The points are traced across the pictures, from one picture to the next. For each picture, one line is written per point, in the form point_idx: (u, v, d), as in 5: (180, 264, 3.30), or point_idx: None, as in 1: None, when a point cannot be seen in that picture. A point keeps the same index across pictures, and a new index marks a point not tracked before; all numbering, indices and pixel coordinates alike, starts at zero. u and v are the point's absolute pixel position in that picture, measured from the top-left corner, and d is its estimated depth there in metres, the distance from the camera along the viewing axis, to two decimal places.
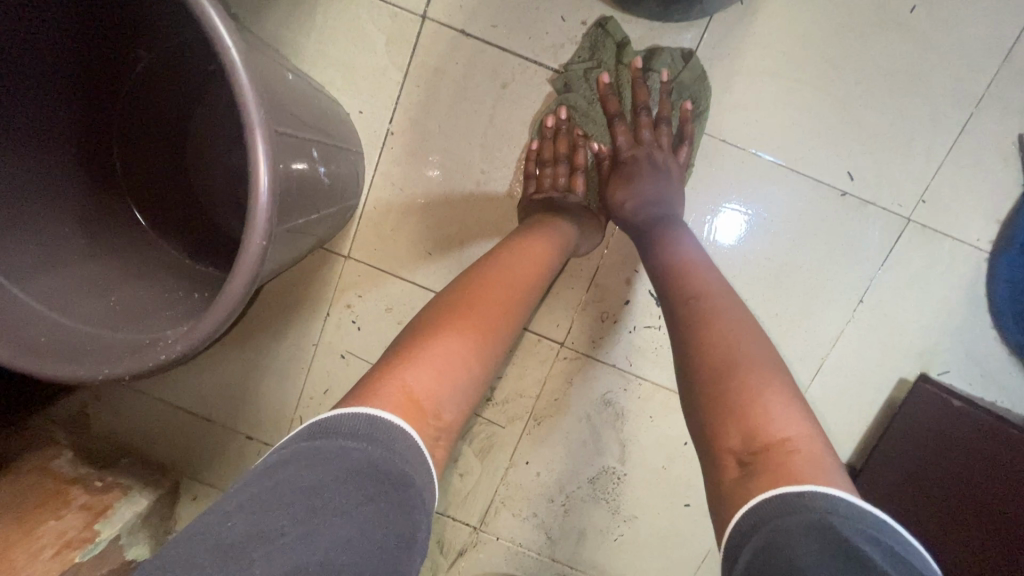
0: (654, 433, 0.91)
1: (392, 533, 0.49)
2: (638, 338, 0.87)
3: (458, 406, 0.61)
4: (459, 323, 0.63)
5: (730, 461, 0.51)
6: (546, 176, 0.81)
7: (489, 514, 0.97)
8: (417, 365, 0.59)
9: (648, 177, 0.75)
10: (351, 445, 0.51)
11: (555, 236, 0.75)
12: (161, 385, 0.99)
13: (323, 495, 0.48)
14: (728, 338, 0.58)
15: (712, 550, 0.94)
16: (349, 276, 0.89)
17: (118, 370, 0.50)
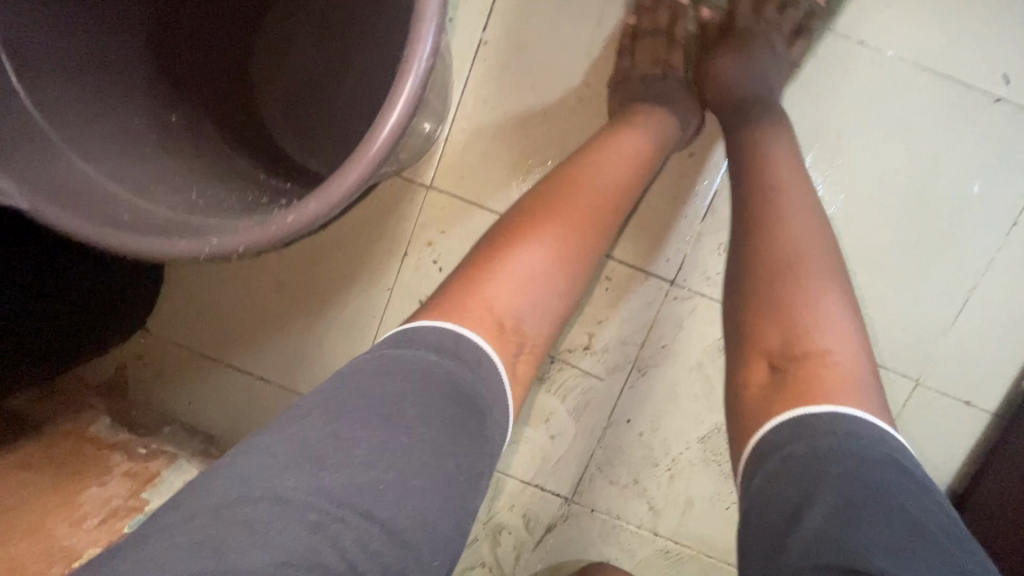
0: None
1: (469, 461, 0.43)
2: None
3: (543, 323, 0.54)
4: (541, 231, 0.55)
5: (763, 365, 0.49)
6: (643, 48, 0.72)
7: (583, 482, 0.86)
8: (497, 276, 0.52)
9: (763, 55, 0.68)
10: (437, 360, 0.45)
11: (643, 129, 0.65)
12: (212, 341, 0.88)
13: (403, 409, 0.42)
14: (797, 235, 0.52)
15: None
16: (431, 210, 0.80)
17: (233, 242, 0.40)
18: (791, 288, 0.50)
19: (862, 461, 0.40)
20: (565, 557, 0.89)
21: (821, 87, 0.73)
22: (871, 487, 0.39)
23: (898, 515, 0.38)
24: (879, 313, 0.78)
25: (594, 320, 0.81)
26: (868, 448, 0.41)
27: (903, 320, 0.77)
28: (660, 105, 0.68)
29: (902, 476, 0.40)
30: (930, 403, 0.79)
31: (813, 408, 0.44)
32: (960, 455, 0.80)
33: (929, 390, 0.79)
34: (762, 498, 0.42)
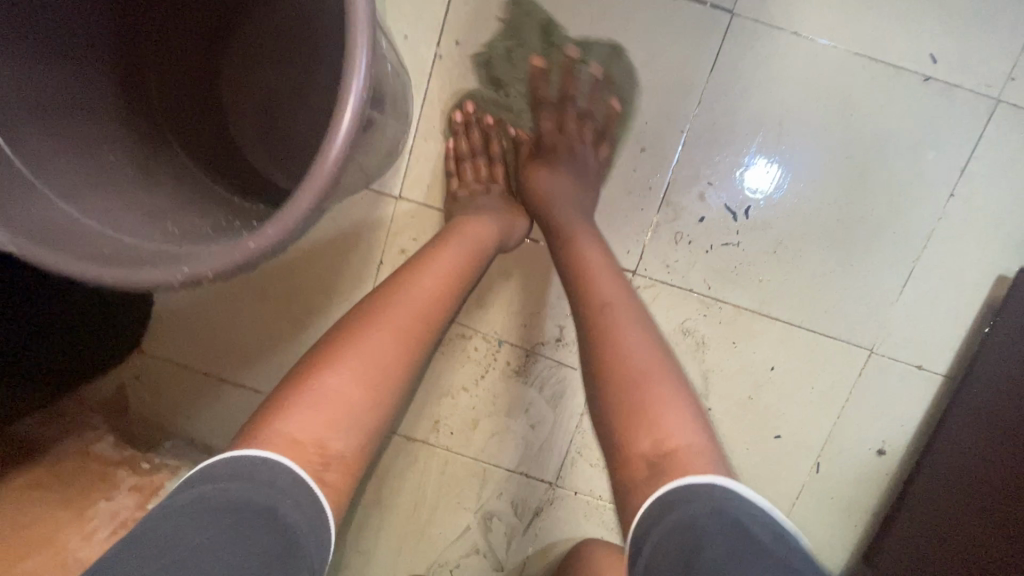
0: (738, 358, 0.85)
1: (269, 547, 0.45)
2: (716, 259, 0.82)
3: (357, 442, 0.55)
4: (343, 359, 0.56)
5: (640, 463, 0.52)
6: (467, 170, 0.81)
7: (565, 467, 0.91)
8: (298, 408, 0.53)
9: (567, 166, 0.76)
10: (209, 487, 0.46)
11: (488, 226, 0.74)
12: (204, 356, 0.92)
13: (178, 535, 0.44)
14: (623, 341, 0.58)
15: (807, 484, 0.88)
16: (402, 219, 0.84)
17: (206, 268, 0.43)
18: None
19: (748, 529, 0.44)
20: (554, 538, 0.93)
21: (759, 78, 0.77)
22: (743, 542, 0.44)
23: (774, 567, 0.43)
24: (831, 288, 0.82)
25: (564, 312, 0.86)
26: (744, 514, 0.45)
27: (854, 293, 0.82)
28: (487, 212, 0.76)
29: (775, 531, 0.45)
30: (886, 369, 0.84)
31: (694, 478, 0.48)
32: (918, 416, 0.85)
33: (884, 357, 0.83)
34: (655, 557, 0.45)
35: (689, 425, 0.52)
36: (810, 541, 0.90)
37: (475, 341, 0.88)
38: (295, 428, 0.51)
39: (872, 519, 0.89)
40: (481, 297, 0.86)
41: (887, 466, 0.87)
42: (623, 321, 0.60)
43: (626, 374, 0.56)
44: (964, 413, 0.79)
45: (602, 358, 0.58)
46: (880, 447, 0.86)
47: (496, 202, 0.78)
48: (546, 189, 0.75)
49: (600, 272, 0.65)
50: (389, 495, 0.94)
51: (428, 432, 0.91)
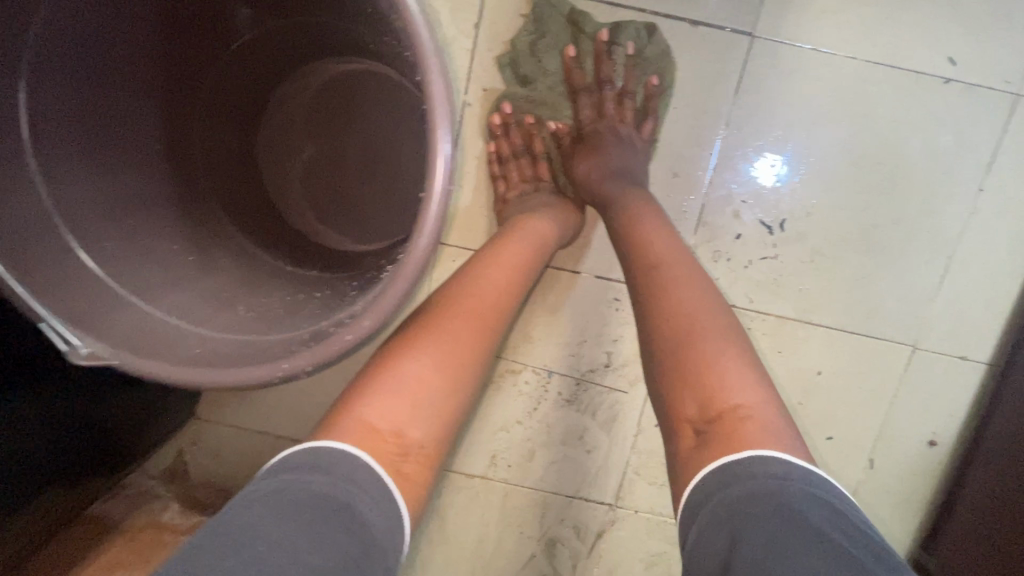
0: (785, 366, 0.86)
1: (339, 550, 0.46)
2: (755, 273, 0.83)
3: (431, 428, 0.57)
4: (421, 346, 0.58)
5: (688, 432, 0.55)
6: (512, 171, 0.81)
7: (624, 487, 0.92)
8: (379, 393, 0.55)
9: (613, 146, 0.77)
10: (292, 479, 0.49)
11: (543, 221, 0.75)
12: (260, 416, 0.93)
13: (256, 526, 0.45)
14: (686, 309, 0.59)
15: (861, 481, 0.90)
16: (444, 263, 0.85)
17: (305, 364, 0.44)
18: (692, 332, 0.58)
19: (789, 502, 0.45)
20: (619, 557, 0.95)
21: (785, 94, 0.79)
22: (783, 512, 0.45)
23: (814, 532, 0.44)
24: (871, 290, 0.84)
25: (611, 338, 0.87)
26: (783, 484, 0.46)
27: (894, 293, 0.83)
28: (541, 206, 0.77)
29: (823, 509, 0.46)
30: (930, 363, 0.86)
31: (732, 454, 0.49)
32: (966, 405, 0.87)
33: (926, 352, 0.85)
34: (700, 542, 0.47)
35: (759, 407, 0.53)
36: None
37: (526, 375, 0.89)
38: (378, 437, 0.53)
39: (931, 507, 0.91)
40: (528, 331, 0.88)
41: (939, 456, 0.89)
42: (690, 301, 0.60)
43: (691, 340, 0.57)
44: (1012, 399, 0.80)
45: (664, 335, 0.59)
46: (931, 438, 0.88)
47: (550, 199, 0.79)
48: (598, 175, 0.76)
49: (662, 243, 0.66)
50: (453, 531, 0.95)
51: (487, 467, 0.92)
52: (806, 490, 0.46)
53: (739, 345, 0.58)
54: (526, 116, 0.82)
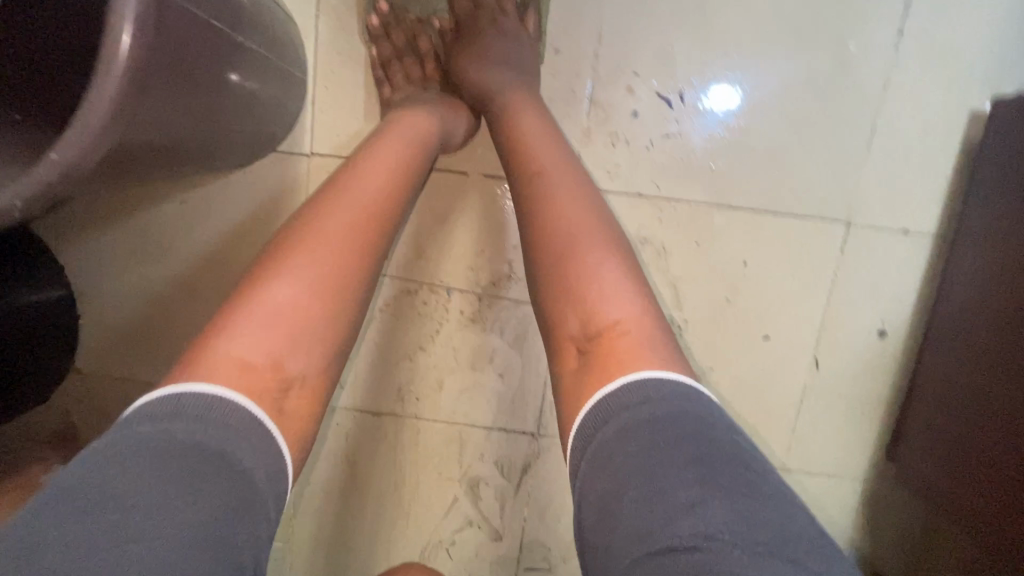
0: (705, 258, 0.77)
1: (218, 503, 0.36)
2: (659, 154, 0.75)
3: (310, 356, 0.46)
4: (295, 261, 0.48)
5: (570, 349, 0.49)
6: (396, 74, 0.74)
7: (545, 413, 0.84)
8: (239, 325, 0.44)
9: (494, 41, 0.70)
10: (154, 432, 0.37)
11: (422, 113, 0.66)
12: (147, 365, 0.85)
13: (113, 488, 0.35)
14: (558, 200, 0.54)
15: (811, 386, 0.81)
16: (319, 176, 0.78)
17: (35, 182, 0.39)
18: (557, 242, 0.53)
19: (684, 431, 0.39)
20: (549, 494, 0.86)
21: None
22: (659, 442, 0.39)
23: (693, 456, 0.38)
24: (790, 163, 0.75)
25: (508, 244, 0.79)
26: (660, 410, 0.40)
27: (816, 164, 0.74)
28: (423, 102, 0.69)
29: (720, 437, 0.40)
30: (868, 241, 0.76)
31: (604, 390, 0.44)
32: (915, 285, 0.77)
33: (862, 230, 0.76)
34: (583, 493, 0.40)
35: (639, 320, 0.47)
36: (824, 445, 0.82)
37: (423, 294, 0.81)
38: (254, 370, 0.43)
39: (886, 407, 0.81)
40: (419, 245, 0.79)
41: (891, 348, 0.79)
42: (573, 213, 0.53)
43: (565, 230, 0.52)
44: (966, 269, 0.71)
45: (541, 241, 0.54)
46: (880, 327, 0.79)
47: (435, 98, 0.72)
48: (483, 69, 0.69)
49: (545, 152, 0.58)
50: (367, 478, 0.87)
51: (394, 402, 0.84)
52: (692, 411, 0.41)
53: (614, 259, 0.51)
54: (407, 18, 0.75)
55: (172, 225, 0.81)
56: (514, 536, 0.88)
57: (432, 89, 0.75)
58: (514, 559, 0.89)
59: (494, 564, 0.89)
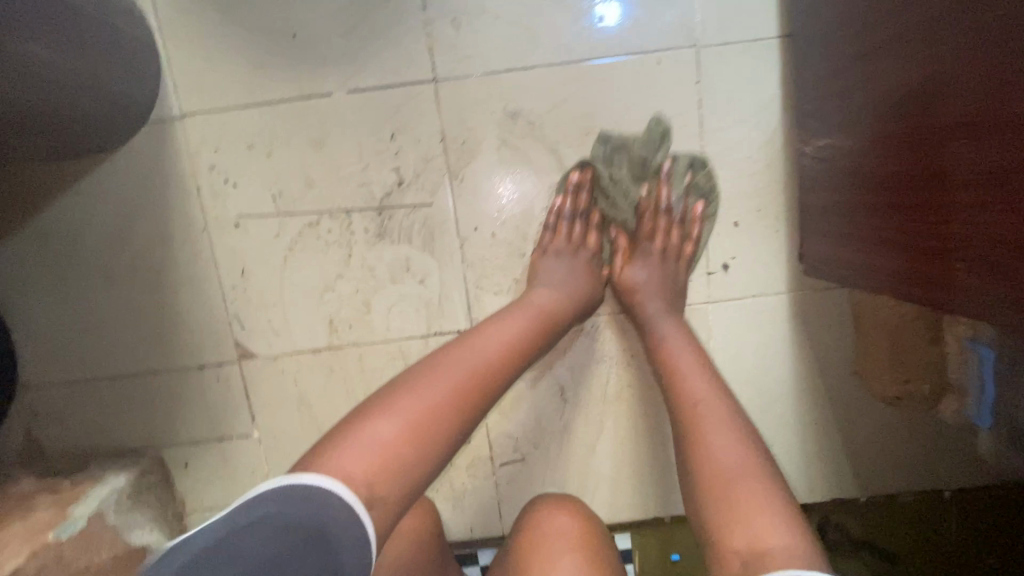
0: (573, 117, 0.81)
1: (316, 574, 0.46)
2: (500, 34, 0.79)
3: (404, 486, 0.52)
4: (400, 407, 0.54)
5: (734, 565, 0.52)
6: (562, 233, 0.82)
7: (473, 307, 0.85)
8: (348, 448, 0.51)
9: (652, 262, 0.81)
10: (273, 509, 0.47)
11: (554, 293, 0.76)
12: (87, 361, 0.87)
13: (246, 545, 0.46)
14: (720, 457, 0.60)
15: (713, 218, 0.84)
16: (195, 134, 0.81)
17: None
18: (701, 443, 0.62)
19: None
20: None
21: None
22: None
23: None
24: (629, 10, 0.79)
25: (390, 152, 0.81)
26: None
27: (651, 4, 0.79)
28: (562, 272, 0.79)
29: None
30: (720, 60, 0.80)
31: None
32: (776, 89, 0.81)
33: (664, 166, 0.83)
34: None
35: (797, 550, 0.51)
36: (744, 269, 0.85)
37: (324, 223, 0.83)
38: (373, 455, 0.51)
39: (788, 216, 0.84)
40: (308, 176, 0.82)
41: (771, 158, 0.83)
42: (723, 449, 0.60)
43: (723, 477, 0.58)
44: (807, 50, 0.75)
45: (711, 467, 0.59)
46: (756, 140, 0.82)
47: (579, 264, 0.81)
48: (640, 280, 0.80)
49: (693, 385, 0.67)
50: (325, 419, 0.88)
51: (329, 335, 0.86)
52: None
53: (771, 503, 0.55)
54: (585, 193, 0.82)
55: (70, 219, 0.83)
56: (480, 434, 0.91)
57: (584, 254, 0.82)
58: (487, 460, 0.92)
59: (469, 469, 0.92)
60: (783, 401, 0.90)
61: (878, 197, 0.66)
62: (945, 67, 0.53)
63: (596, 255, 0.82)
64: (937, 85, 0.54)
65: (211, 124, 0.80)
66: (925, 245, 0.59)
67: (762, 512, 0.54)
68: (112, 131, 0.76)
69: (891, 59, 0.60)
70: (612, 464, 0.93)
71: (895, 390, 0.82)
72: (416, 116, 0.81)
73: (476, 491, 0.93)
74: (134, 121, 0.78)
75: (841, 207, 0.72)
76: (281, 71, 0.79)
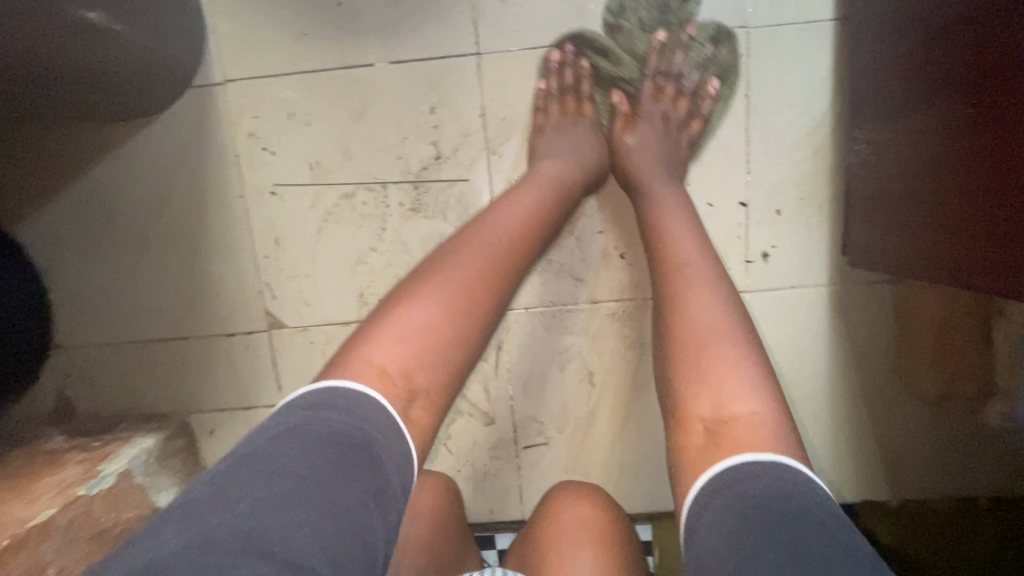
0: (615, 96, 0.80)
1: (356, 492, 0.43)
2: (546, 9, 0.78)
3: (442, 379, 0.54)
4: (427, 293, 0.56)
5: (697, 427, 0.51)
6: (552, 106, 0.79)
7: None
8: (380, 335, 0.52)
9: (653, 128, 0.78)
10: (314, 417, 0.45)
11: (558, 165, 0.74)
12: (120, 324, 0.88)
13: (288, 455, 0.43)
14: (707, 321, 0.57)
15: (756, 206, 0.82)
16: (236, 101, 0.81)
17: None
18: (684, 308, 0.59)
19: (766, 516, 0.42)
20: (527, 370, 0.89)
21: None
22: (772, 521, 0.40)
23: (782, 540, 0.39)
24: None
25: (429, 124, 0.81)
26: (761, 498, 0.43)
27: None
28: (563, 146, 0.77)
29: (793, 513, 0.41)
30: (770, 41, 0.78)
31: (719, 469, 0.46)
32: (826, 74, 0.79)
33: (688, 34, 0.79)
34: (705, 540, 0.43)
35: (771, 417, 0.49)
36: (784, 260, 0.83)
37: (360, 195, 0.83)
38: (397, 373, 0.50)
39: (833, 205, 0.82)
40: (346, 146, 0.81)
41: (818, 144, 0.80)
42: (705, 314, 0.58)
43: (700, 339, 0.56)
44: (863, 32, 0.73)
45: (689, 327, 0.57)
46: (803, 125, 0.80)
47: (578, 136, 0.78)
48: (636, 143, 0.78)
49: (680, 251, 0.65)
50: None
51: (359, 308, 0.86)
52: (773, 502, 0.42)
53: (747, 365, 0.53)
54: (582, 60, 0.79)
55: (110, 182, 0.84)
56: (505, 415, 0.90)
57: (580, 126, 0.80)
58: (511, 441, 0.91)
59: (493, 450, 0.91)
60: (817, 396, 0.87)
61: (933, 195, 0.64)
62: (1008, 68, 0.52)
63: (591, 125, 0.80)
64: (1001, 83, 0.53)
65: (253, 91, 0.81)
66: (982, 238, 0.58)
67: (742, 379, 0.51)
68: (156, 96, 0.77)
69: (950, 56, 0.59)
70: (637, 452, 0.91)
71: (939, 389, 0.82)
72: (456, 89, 0.80)
73: (498, 473, 0.92)
74: (178, 86, 0.78)
75: (893, 191, 0.71)
76: (324, 40, 0.79)
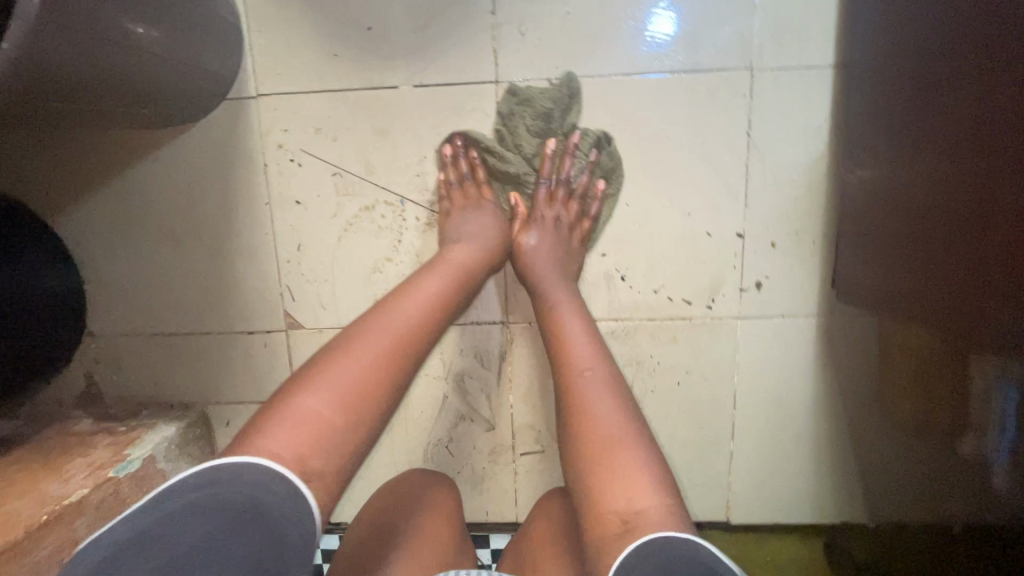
0: (624, 127, 0.84)
1: (253, 549, 0.48)
2: (562, 43, 0.83)
3: (337, 462, 0.55)
4: (321, 384, 0.57)
5: (613, 520, 0.58)
6: (456, 193, 0.86)
7: (510, 301, 0.91)
8: (274, 430, 0.53)
9: (551, 229, 0.84)
10: (197, 496, 0.48)
11: (466, 249, 0.79)
12: (148, 317, 0.94)
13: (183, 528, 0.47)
14: (605, 423, 0.65)
15: (750, 237, 0.86)
16: (267, 114, 0.86)
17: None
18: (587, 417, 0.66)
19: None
20: (527, 382, 0.94)
21: None
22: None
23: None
24: (688, 29, 0.82)
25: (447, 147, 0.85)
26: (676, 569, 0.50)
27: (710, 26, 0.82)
28: (473, 226, 0.82)
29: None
30: (773, 83, 0.82)
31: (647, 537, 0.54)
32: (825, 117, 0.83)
33: (574, 135, 0.85)
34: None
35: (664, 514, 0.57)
36: (776, 291, 0.88)
37: (379, 209, 0.88)
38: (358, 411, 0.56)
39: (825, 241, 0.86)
40: (368, 162, 0.86)
41: (814, 183, 0.85)
42: (606, 418, 0.66)
43: (608, 441, 0.64)
44: (859, 83, 0.77)
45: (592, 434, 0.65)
46: (801, 165, 0.84)
47: (483, 219, 0.84)
48: (533, 244, 0.84)
49: (577, 349, 0.73)
50: None
51: None
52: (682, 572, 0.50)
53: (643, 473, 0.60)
54: (473, 155, 0.86)
55: (146, 185, 0.89)
56: (505, 421, 0.95)
57: (482, 211, 0.85)
58: (508, 448, 0.96)
59: (491, 455, 0.97)
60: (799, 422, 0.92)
61: (920, 233, 0.68)
62: (994, 121, 0.55)
63: (496, 213, 0.86)
64: (987, 134, 0.56)
65: (283, 106, 0.86)
66: (964, 278, 0.61)
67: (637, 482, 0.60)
68: (194, 109, 0.82)
69: (938, 107, 0.63)
70: None
71: None
72: (474, 115, 0.85)
73: (495, 476, 0.97)
74: (214, 100, 0.84)
75: (882, 228, 0.74)
76: (353, 62, 0.84)
